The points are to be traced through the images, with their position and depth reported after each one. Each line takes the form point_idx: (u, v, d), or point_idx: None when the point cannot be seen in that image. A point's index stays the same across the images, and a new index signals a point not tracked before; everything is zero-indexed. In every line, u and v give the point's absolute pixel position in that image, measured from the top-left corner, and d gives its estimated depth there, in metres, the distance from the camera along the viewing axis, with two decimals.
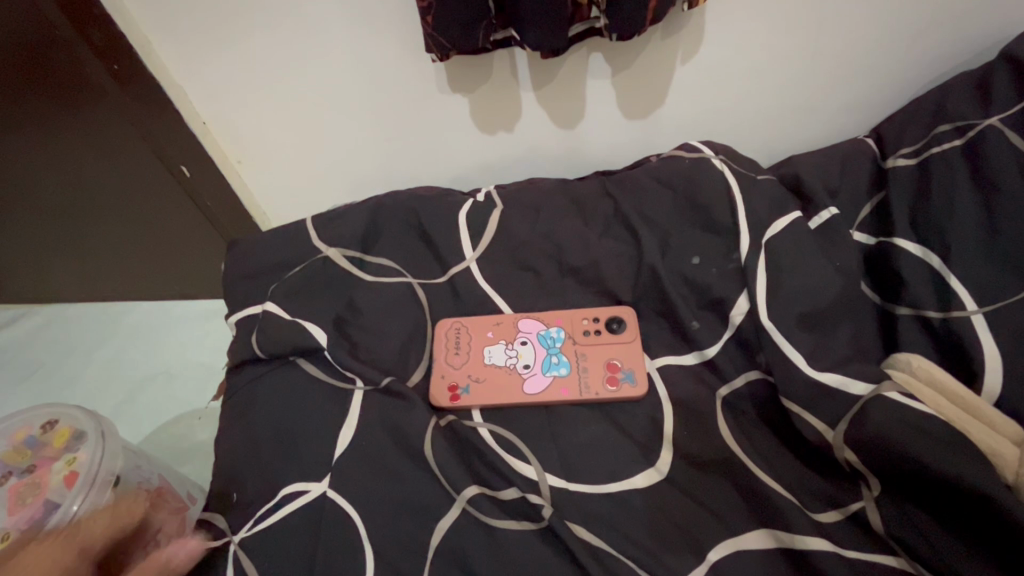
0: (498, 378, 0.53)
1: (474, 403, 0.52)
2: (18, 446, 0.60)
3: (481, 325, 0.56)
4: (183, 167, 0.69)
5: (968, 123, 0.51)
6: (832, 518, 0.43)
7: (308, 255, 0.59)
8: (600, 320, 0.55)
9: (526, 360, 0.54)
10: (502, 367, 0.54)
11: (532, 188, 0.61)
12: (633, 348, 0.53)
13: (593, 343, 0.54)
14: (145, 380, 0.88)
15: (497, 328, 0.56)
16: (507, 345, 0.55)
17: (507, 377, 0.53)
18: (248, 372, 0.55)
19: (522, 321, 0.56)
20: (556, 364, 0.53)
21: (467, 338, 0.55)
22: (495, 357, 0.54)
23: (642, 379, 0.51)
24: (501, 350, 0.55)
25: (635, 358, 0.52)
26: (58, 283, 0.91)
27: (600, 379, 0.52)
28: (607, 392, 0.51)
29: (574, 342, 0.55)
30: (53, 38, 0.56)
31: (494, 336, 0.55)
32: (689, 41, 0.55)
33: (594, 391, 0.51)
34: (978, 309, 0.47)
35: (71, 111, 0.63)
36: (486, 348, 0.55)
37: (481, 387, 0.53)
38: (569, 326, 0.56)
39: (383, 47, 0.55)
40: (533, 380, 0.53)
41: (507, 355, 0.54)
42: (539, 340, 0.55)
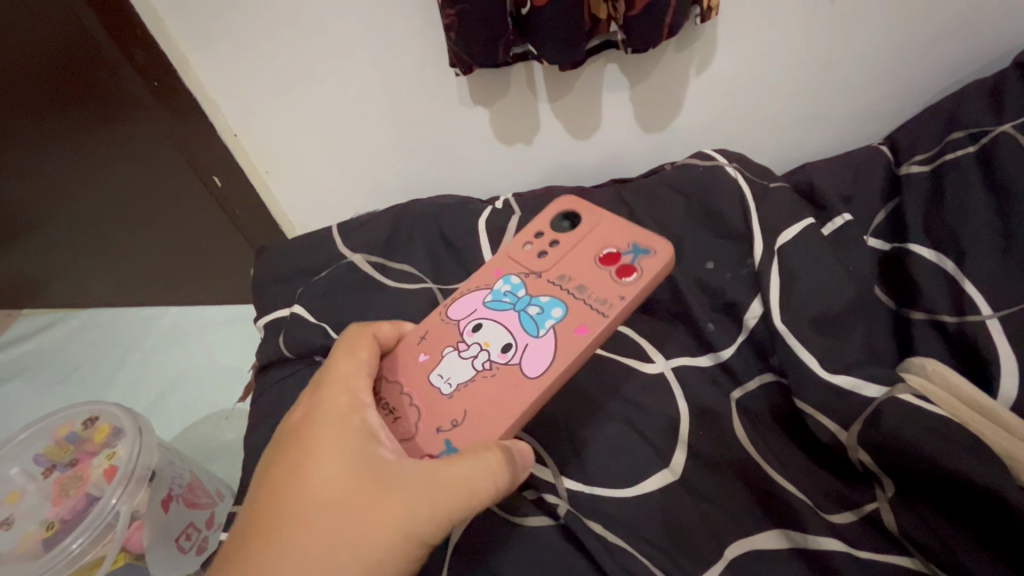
0: (485, 388, 0.42)
1: (501, 429, 0.40)
2: (60, 442, 0.64)
3: (403, 360, 0.45)
4: (215, 178, 0.73)
5: (982, 130, 0.52)
6: (845, 519, 0.44)
7: (334, 260, 0.62)
8: (545, 233, 0.49)
9: (497, 343, 0.44)
10: (477, 376, 0.43)
11: (550, 195, 0.62)
12: (607, 223, 0.47)
13: (561, 257, 0.47)
14: (174, 382, 0.91)
15: (425, 345, 0.45)
16: (458, 349, 0.44)
17: (497, 379, 0.42)
18: (277, 372, 0.58)
19: (450, 313, 0.47)
20: (541, 316, 0.44)
21: (404, 392, 0.43)
22: (454, 374, 0.43)
23: (654, 243, 0.45)
24: (458, 361, 0.44)
25: (617, 233, 0.47)
26: (95, 286, 0.96)
27: (603, 281, 0.44)
28: (626, 287, 0.43)
29: (539, 275, 0.47)
30: (98, 56, 0.59)
31: (428, 355, 0.44)
32: (703, 52, 0.56)
33: (614, 294, 0.43)
34: (993, 313, 0.47)
35: (113, 124, 0.67)
36: (433, 375, 0.43)
37: (474, 412, 0.41)
38: (515, 267, 0.48)
39: (407, 61, 0.58)
40: (532, 350, 0.42)
41: (468, 359, 0.44)
42: (493, 310, 0.46)
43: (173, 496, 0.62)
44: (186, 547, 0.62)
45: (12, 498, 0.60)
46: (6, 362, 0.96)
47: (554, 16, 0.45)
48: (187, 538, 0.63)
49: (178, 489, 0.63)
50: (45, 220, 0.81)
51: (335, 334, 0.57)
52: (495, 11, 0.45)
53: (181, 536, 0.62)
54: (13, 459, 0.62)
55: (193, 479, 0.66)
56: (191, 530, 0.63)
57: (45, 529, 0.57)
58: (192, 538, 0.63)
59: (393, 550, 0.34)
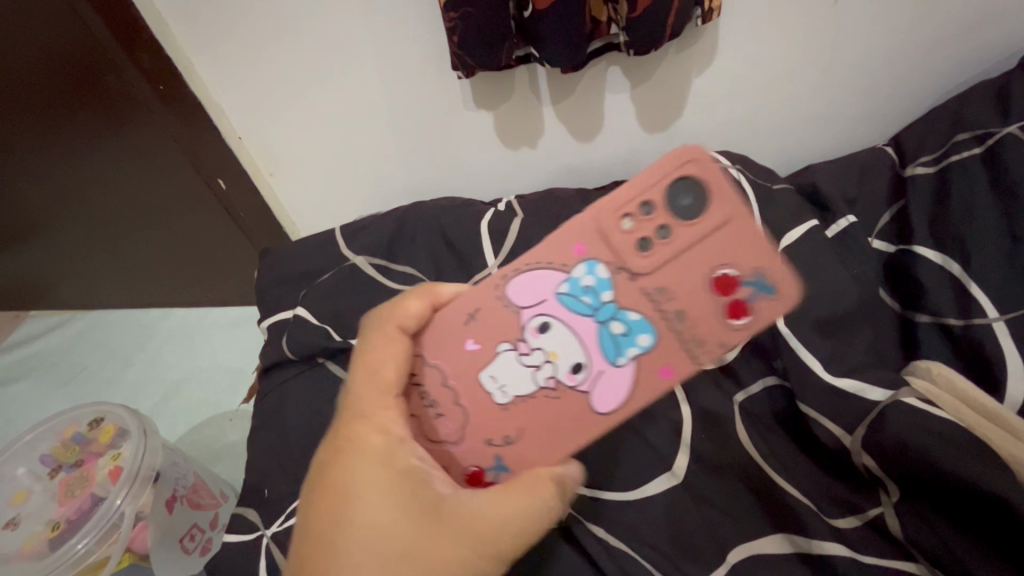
0: (545, 410, 0.38)
1: (558, 458, 0.38)
2: (66, 442, 0.64)
3: (449, 345, 0.40)
4: (220, 179, 0.72)
5: (988, 131, 0.52)
6: (849, 523, 0.43)
7: (337, 262, 0.62)
8: (656, 211, 0.36)
9: (567, 359, 0.38)
10: (539, 394, 0.38)
11: (553, 197, 0.62)
12: (739, 228, 0.35)
13: (666, 261, 0.36)
14: (180, 383, 0.91)
15: (477, 331, 0.39)
16: (518, 349, 0.38)
17: (561, 403, 0.38)
18: (279, 374, 0.58)
19: (512, 293, 0.39)
20: (624, 340, 0.37)
21: (450, 387, 0.39)
22: (510, 383, 0.38)
23: (784, 284, 0.34)
24: (517, 368, 0.38)
25: (743, 250, 0.35)
26: (101, 287, 0.96)
27: (706, 315, 0.35)
28: (733, 334, 0.35)
29: (633, 276, 0.37)
30: (104, 60, 0.59)
31: (480, 347, 0.39)
32: (706, 53, 0.56)
33: (715, 337, 0.36)
34: (1000, 315, 0.46)
35: (118, 127, 0.67)
36: (484, 376, 0.39)
37: (529, 432, 0.38)
38: (606, 253, 0.37)
39: (410, 64, 0.58)
40: (607, 381, 0.37)
41: (529, 367, 0.38)
42: (565, 307, 0.38)
43: (177, 497, 0.62)
44: (190, 548, 0.63)
45: (19, 498, 0.61)
46: (12, 364, 0.97)
47: (556, 18, 0.45)
48: (190, 539, 0.63)
49: (182, 490, 0.63)
50: (52, 222, 0.82)
51: (338, 336, 0.58)
52: (496, 14, 0.45)
53: (185, 537, 0.63)
54: (22, 459, 0.63)
55: (197, 480, 0.66)
56: (194, 531, 0.64)
57: (51, 529, 0.58)
58: (196, 539, 0.64)
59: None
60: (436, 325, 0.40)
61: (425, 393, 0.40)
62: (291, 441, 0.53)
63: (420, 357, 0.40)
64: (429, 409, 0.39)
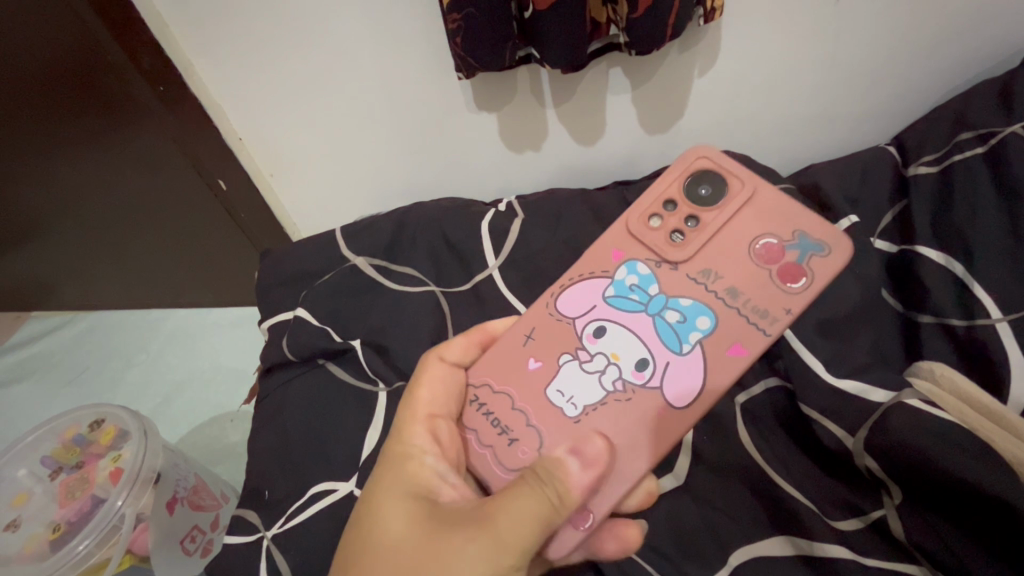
0: (616, 409, 0.39)
1: (650, 457, 0.38)
2: (67, 444, 0.64)
3: (514, 369, 0.42)
4: (221, 181, 0.72)
5: (991, 130, 0.51)
6: (852, 526, 0.43)
7: (338, 263, 0.62)
8: (680, 206, 0.42)
9: (629, 357, 0.40)
10: (608, 398, 0.40)
11: (554, 197, 0.62)
12: (761, 197, 0.41)
13: (701, 244, 0.41)
14: (181, 384, 0.91)
15: (535, 350, 0.42)
16: (578, 357, 0.41)
17: (635, 399, 0.39)
18: (279, 376, 0.58)
19: (563, 308, 0.43)
20: (686, 328, 0.40)
21: (519, 410, 0.41)
22: (577, 393, 0.40)
23: (824, 237, 0.39)
24: (579, 374, 0.41)
25: (772, 218, 0.41)
26: (102, 288, 0.96)
27: (764, 283, 0.39)
28: (793, 297, 0.38)
29: (674, 267, 0.42)
30: (105, 61, 0.59)
31: (543, 364, 0.41)
32: (708, 53, 0.56)
33: (777, 305, 0.39)
34: (1003, 316, 0.46)
35: (119, 129, 0.67)
36: (551, 391, 0.41)
37: (609, 437, 0.39)
38: (644, 253, 0.43)
39: (411, 65, 0.58)
40: (676, 369, 0.39)
41: (595, 374, 0.41)
42: (617, 308, 0.42)
43: (178, 498, 0.62)
44: (190, 549, 0.63)
45: (20, 500, 0.61)
46: (13, 364, 0.97)
47: (557, 19, 0.44)
48: (192, 541, 0.63)
49: (183, 491, 0.63)
50: (53, 223, 0.82)
51: (339, 337, 0.58)
52: (496, 14, 0.45)
53: (185, 538, 0.63)
54: (22, 461, 0.63)
55: (198, 481, 0.66)
56: (195, 532, 0.64)
57: (51, 531, 0.58)
58: (197, 540, 0.64)
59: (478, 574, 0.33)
60: (497, 354, 0.43)
61: (494, 423, 0.41)
62: (292, 442, 0.53)
63: (485, 389, 0.42)
64: (502, 438, 0.41)
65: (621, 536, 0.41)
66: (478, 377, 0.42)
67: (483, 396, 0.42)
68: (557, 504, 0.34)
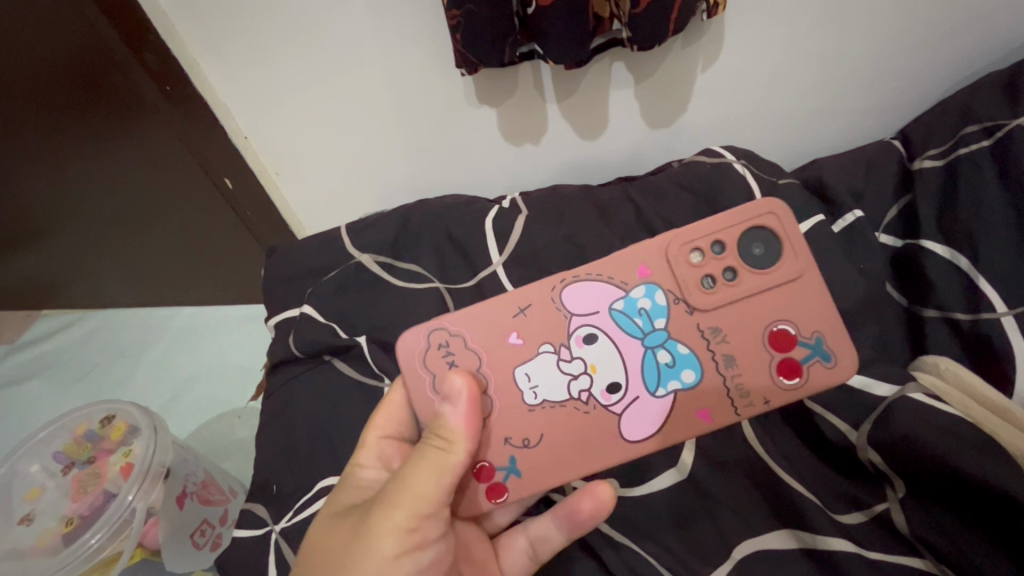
0: (565, 422, 0.40)
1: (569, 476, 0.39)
2: (78, 440, 0.65)
3: (497, 339, 0.41)
4: (226, 179, 0.73)
5: (998, 123, 0.51)
6: (856, 519, 0.43)
7: (343, 260, 0.63)
8: (728, 255, 0.40)
9: (605, 377, 0.40)
10: (569, 403, 0.40)
11: (556, 194, 0.63)
12: (809, 285, 0.39)
13: (726, 302, 0.39)
14: (189, 381, 0.92)
15: (522, 326, 0.41)
16: (560, 355, 0.40)
17: (586, 420, 0.40)
18: (286, 372, 0.58)
19: (568, 297, 0.41)
20: (671, 372, 0.40)
21: (484, 376, 0.40)
22: (543, 386, 0.40)
23: (840, 351, 0.39)
24: (555, 371, 0.40)
25: (805, 310, 0.39)
26: (111, 286, 0.97)
27: (762, 365, 0.39)
28: (780, 392, 0.39)
29: (689, 309, 0.40)
30: (112, 61, 0.60)
31: (525, 346, 0.40)
32: (711, 47, 0.56)
33: (760, 391, 0.39)
34: (1007, 310, 0.46)
35: (125, 128, 0.68)
36: (519, 372, 0.40)
37: (550, 439, 0.40)
38: (670, 282, 0.40)
39: (415, 61, 0.58)
40: (642, 409, 0.40)
41: (567, 376, 0.40)
42: (617, 324, 0.41)
43: (187, 493, 0.63)
44: (200, 543, 0.64)
45: (33, 494, 0.62)
46: (24, 362, 0.98)
47: (557, 15, 0.44)
48: (200, 534, 0.65)
49: (192, 486, 0.64)
50: (62, 221, 0.83)
51: (344, 333, 0.58)
52: (498, 10, 0.45)
53: (195, 533, 0.64)
54: (33, 457, 0.64)
55: (207, 476, 0.67)
56: (205, 526, 0.65)
57: (65, 525, 0.59)
58: (206, 534, 0.65)
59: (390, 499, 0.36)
60: (485, 313, 0.41)
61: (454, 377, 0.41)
62: (299, 437, 0.54)
63: (460, 341, 0.41)
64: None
65: (597, 496, 0.41)
66: (457, 325, 0.41)
67: (454, 350, 0.41)
68: (446, 445, 0.37)
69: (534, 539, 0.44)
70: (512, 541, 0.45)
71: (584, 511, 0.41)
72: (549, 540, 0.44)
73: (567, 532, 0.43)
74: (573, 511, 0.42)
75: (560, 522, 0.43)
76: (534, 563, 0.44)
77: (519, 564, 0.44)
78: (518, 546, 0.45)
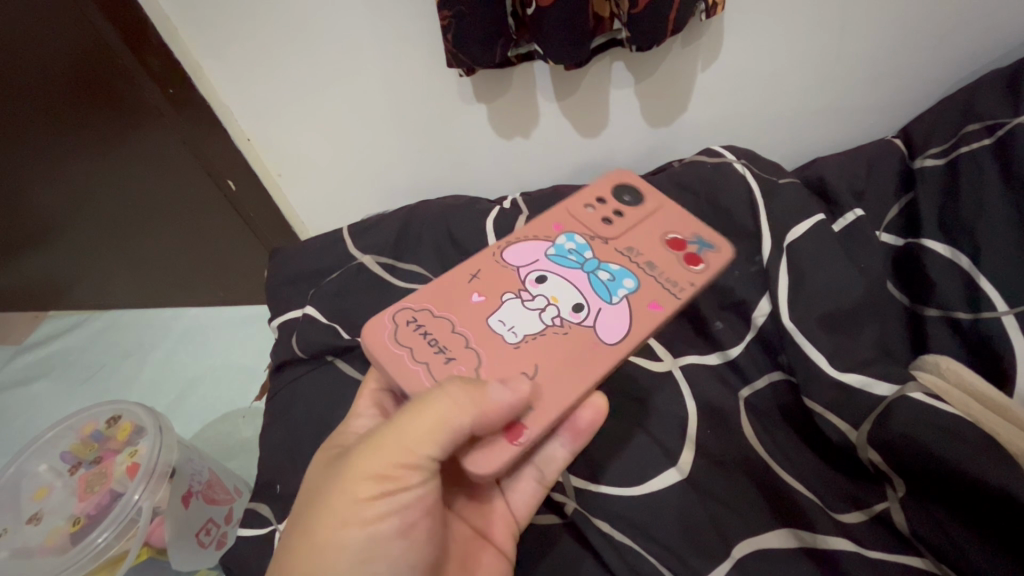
0: (550, 343, 0.40)
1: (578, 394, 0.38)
2: (85, 440, 0.66)
3: (457, 300, 0.42)
4: (230, 181, 0.73)
5: (998, 121, 0.51)
6: (855, 519, 0.44)
7: (345, 261, 0.63)
8: (609, 202, 0.48)
9: (567, 300, 0.42)
10: (548, 330, 0.41)
11: (556, 194, 0.63)
12: (672, 207, 0.47)
13: (627, 229, 0.46)
14: (193, 381, 0.93)
15: (480, 285, 0.43)
16: (522, 297, 0.42)
17: (569, 338, 0.40)
18: (289, 372, 0.59)
19: (508, 253, 0.45)
20: (619, 281, 0.43)
21: (459, 333, 0.41)
22: (519, 323, 0.41)
23: (717, 239, 0.45)
24: (523, 311, 0.42)
25: (687, 222, 0.46)
26: (116, 287, 0.98)
27: (674, 264, 0.44)
28: (697, 275, 0.43)
29: (605, 241, 0.46)
30: (117, 65, 0.61)
31: (486, 298, 0.42)
32: (710, 47, 0.56)
33: (682, 278, 0.43)
34: (1008, 309, 0.46)
35: (130, 130, 0.68)
36: (493, 320, 0.41)
37: (547, 367, 0.39)
38: (580, 227, 0.47)
39: (415, 63, 0.58)
40: (608, 316, 0.41)
41: (534, 311, 0.42)
42: (558, 265, 0.44)
43: (192, 492, 0.64)
44: (206, 541, 0.66)
45: (41, 494, 0.63)
46: (31, 363, 0.99)
47: (552, 17, 0.45)
48: (206, 533, 0.66)
49: (197, 486, 0.65)
50: (69, 223, 0.84)
51: (346, 334, 0.58)
52: (494, 11, 0.45)
53: (201, 532, 0.65)
54: (41, 457, 0.65)
55: (212, 476, 0.68)
56: (211, 525, 0.66)
57: (72, 524, 0.59)
58: (211, 533, 0.67)
59: (382, 454, 0.34)
60: (439, 286, 0.43)
61: (431, 341, 0.40)
62: (302, 437, 0.54)
63: (426, 312, 0.41)
64: (439, 356, 0.40)
65: (593, 405, 0.42)
66: (419, 301, 0.42)
67: (426, 322, 0.41)
68: (456, 397, 0.34)
69: (539, 461, 0.44)
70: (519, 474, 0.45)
71: (583, 422, 0.42)
72: (556, 460, 0.44)
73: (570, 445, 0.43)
74: (573, 424, 0.42)
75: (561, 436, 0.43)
76: (542, 486, 0.44)
77: (527, 491, 0.45)
78: (526, 475, 0.45)
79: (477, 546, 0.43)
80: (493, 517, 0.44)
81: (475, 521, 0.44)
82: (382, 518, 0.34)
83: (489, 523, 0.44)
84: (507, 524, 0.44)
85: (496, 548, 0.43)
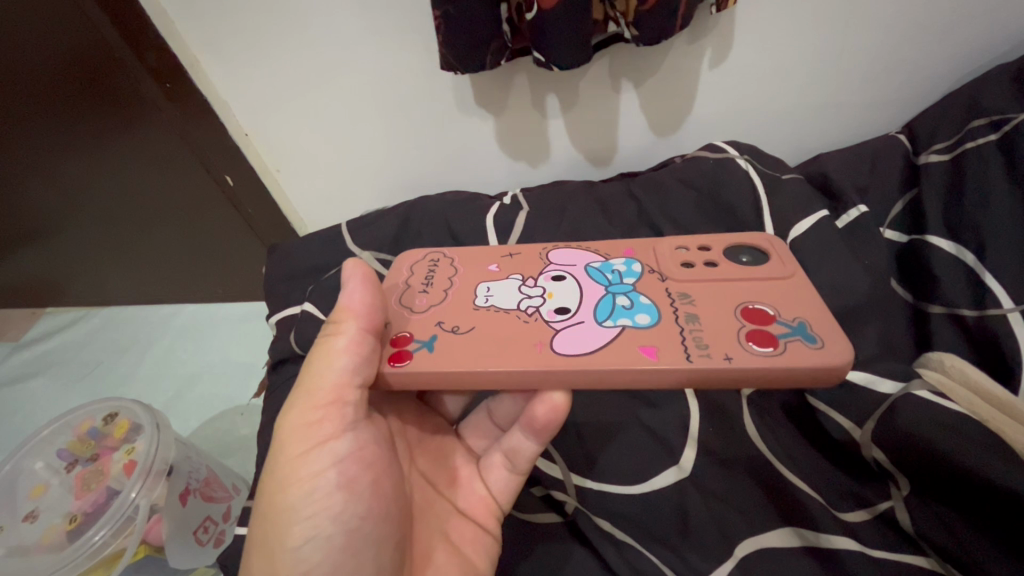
0: (496, 322, 0.39)
1: (478, 364, 0.36)
2: (81, 437, 0.66)
3: (477, 263, 0.45)
4: (228, 177, 0.73)
5: (1005, 117, 0.51)
6: (859, 518, 0.43)
7: (344, 257, 0.63)
8: (712, 250, 0.43)
9: (558, 301, 0.40)
10: (514, 311, 0.40)
11: (556, 190, 0.63)
12: (795, 284, 0.39)
13: (702, 278, 0.40)
14: (191, 378, 0.92)
15: (502, 261, 0.45)
16: (524, 282, 0.43)
17: (515, 323, 0.39)
18: (287, 369, 0.58)
19: (554, 253, 0.46)
20: (630, 314, 0.38)
21: (453, 281, 0.44)
22: (496, 295, 0.42)
23: (827, 336, 0.35)
24: (514, 291, 0.42)
25: (791, 301, 0.38)
26: (114, 283, 0.98)
27: (731, 332, 0.36)
28: (749, 355, 0.34)
29: (662, 278, 0.41)
30: (114, 60, 0.60)
31: (499, 270, 0.44)
32: (715, 42, 0.55)
33: (723, 348, 0.35)
34: (1014, 306, 0.45)
35: (127, 125, 0.68)
36: (482, 286, 0.43)
37: (478, 332, 0.39)
38: (651, 260, 0.43)
39: (415, 57, 0.58)
40: (583, 330, 0.37)
41: (523, 295, 0.41)
42: (589, 276, 0.43)
43: (190, 490, 0.64)
44: (203, 539, 0.65)
45: (37, 492, 0.62)
46: (28, 360, 0.98)
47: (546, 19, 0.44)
48: (204, 531, 0.65)
49: (195, 483, 0.65)
50: (65, 219, 0.83)
51: None
52: (486, 13, 0.45)
53: (198, 530, 0.65)
54: (38, 454, 0.64)
55: (209, 474, 0.67)
56: (208, 523, 0.66)
57: (68, 521, 0.59)
58: (209, 531, 0.66)
59: (298, 409, 0.36)
60: (474, 249, 0.47)
61: (428, 277, 0.44)
62: None
63: (447, 260, 0.46)
64: (420, 286, 0.44)
65: (550, 402, 0.39)
66: (449, 252, 0.47)
67: (440, 265, 0.46)
68: (335, 328, 0.37)
69: (508, 451, 0.45)
70: (492, 458, 0.47)
71: (540, 418, 0.40)
72: (523, 452, 0.45)
73: (533, 438, 0.43)
74: (533, 419, 0.41)
75: (526, 431, 0.43)
76: (516, 475, 0.46)
77: (502, 478, 0.46)
78: (497, 462, 0.47)
79: (454, 519, 0.44)
80: (472, 496, 0.46)
81: (455, 498, 0.46)
82: (318, 475, 0.35)
83: (466, 499, 0.46)
84: (487, 504, 0.45)
85: (475, 524, 0.44)
